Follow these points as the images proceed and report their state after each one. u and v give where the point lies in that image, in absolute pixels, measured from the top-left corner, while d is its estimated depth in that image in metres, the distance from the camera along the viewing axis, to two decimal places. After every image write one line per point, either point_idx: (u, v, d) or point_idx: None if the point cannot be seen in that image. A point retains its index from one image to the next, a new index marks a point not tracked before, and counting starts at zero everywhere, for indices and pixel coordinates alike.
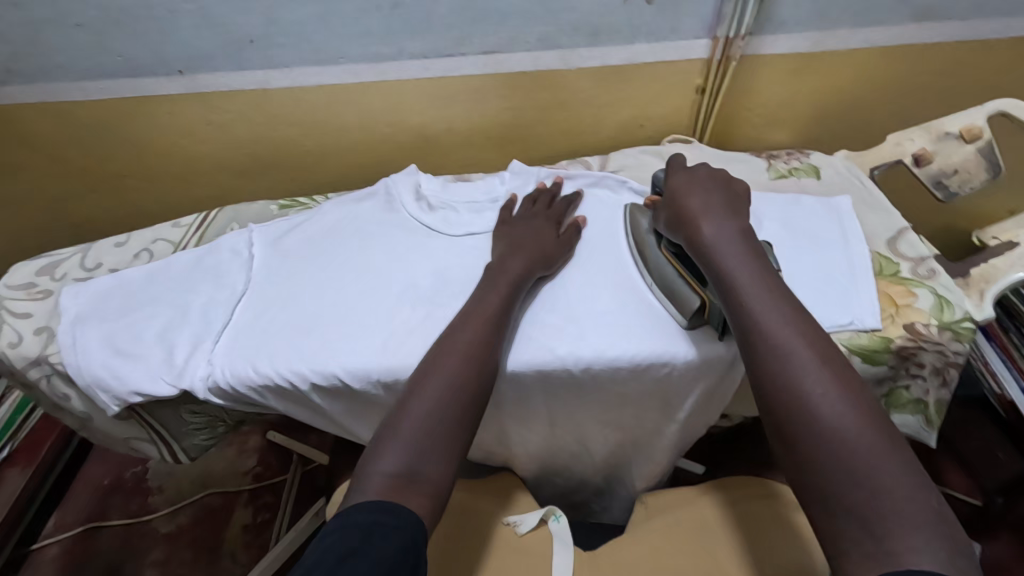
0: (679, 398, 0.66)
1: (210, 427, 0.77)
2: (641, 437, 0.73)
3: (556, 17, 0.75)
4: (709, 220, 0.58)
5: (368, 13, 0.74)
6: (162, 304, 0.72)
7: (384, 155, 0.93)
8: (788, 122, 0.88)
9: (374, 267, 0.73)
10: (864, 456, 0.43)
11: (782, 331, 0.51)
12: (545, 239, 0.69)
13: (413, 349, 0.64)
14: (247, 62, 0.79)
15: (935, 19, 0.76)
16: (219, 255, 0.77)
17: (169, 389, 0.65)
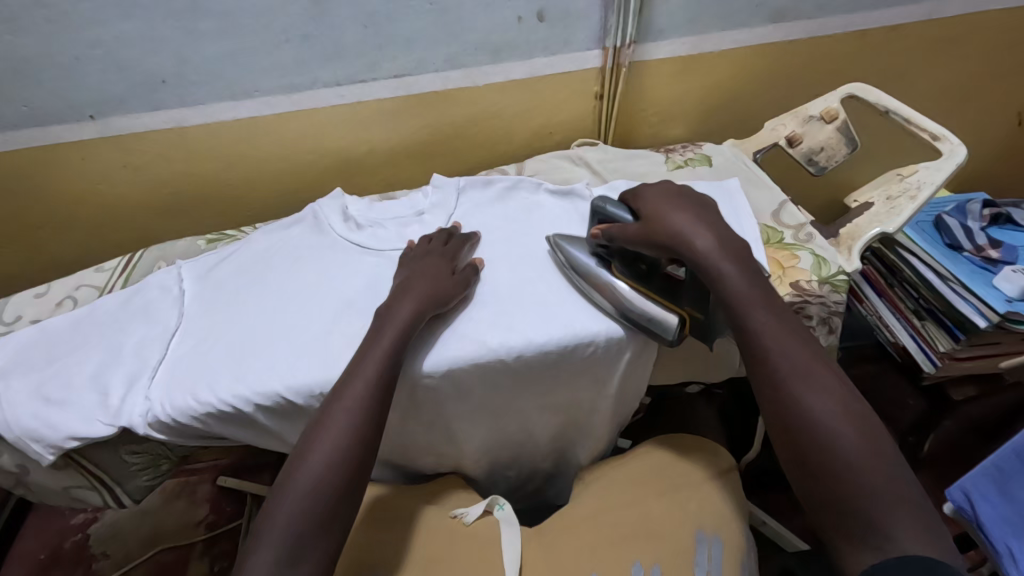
0: (609, 373, 0.71)
1: (154, 466, 0.75)
2: (582, 416, 0.78)
3: (458, 38, 0.81)
4: (701, 238, 0.63)
5: (278, 46, 0.77)
6: (92, 347, 0.71)
7: (309, 183, 0.95)
8: (681, 117, 0.97)
9: (308, 288, 0.76)
10: (862, 465, 0.49)
11: (760, 308, 0.59)
12: (444, 287, 0.68)
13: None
14: (160, 102, 0.80)
15: (787, 20, 0.88)
16: (148, 293, 0.77)
17: (106, 429, 0.64)
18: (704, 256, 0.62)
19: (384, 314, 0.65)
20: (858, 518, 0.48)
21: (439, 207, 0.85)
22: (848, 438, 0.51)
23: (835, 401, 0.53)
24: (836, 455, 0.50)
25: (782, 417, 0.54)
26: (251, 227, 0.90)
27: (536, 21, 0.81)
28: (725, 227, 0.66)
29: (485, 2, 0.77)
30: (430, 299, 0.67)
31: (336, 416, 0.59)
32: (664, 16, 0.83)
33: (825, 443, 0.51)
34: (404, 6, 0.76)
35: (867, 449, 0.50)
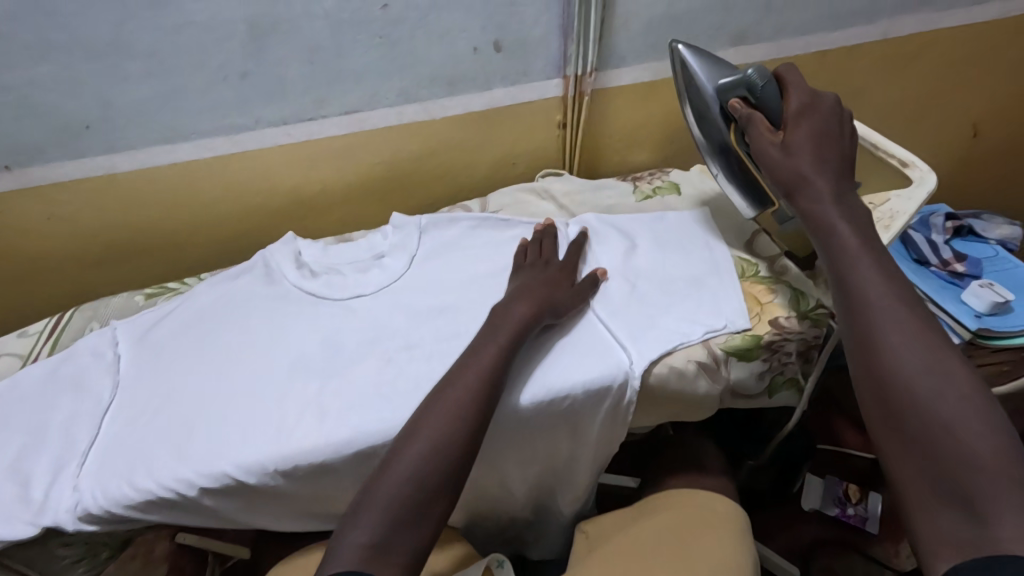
0: (588, 424, 0.67)
1: (91, 556, 0.68)
2: (563, 465, 0.74)
3: (411, 72, 0.76)
4: (817, 175, 0.59)
5: (215, 86, 0.71)
6: (12, 430, 0.63)
7: (258, 227, 0.88)
8: (647, 143, 0.94)
9: (259, 347, 0.70)
10: (967, 436, 0.43)
11: (860, 257, 0.54)
12: (556, 294, 0.66)
13: (311, 430, 0.61)
14: (85, 149, 0.73)
15: (749, 43, 0.86)
16: (78, 361, 0.69)
17: (27, 529, 0.57)
18: (802, 167, 0.60)
19: (501, 312, 0.64)
20: (958, 497, 0.42)
21: (399, 248, 0.79)
22: (951, 406, 0.44)
23: (940, 364, 0.46)
24: (927, 405, 0.45)
25: (873, 370, 0.49)
26: (194, 278, 0.83)
27: (493, 51, 0.77)
28: (847, 164, 0.61)
29: (438, 34, 0.73)
30: (546, 307, 0.65)
31: (432, 409, 0.56)
32: (625, 42, 0.81)
33: (927, 408, 0.45)
34: (351, 40, 0.71)
35: (978, 424, 0.43)
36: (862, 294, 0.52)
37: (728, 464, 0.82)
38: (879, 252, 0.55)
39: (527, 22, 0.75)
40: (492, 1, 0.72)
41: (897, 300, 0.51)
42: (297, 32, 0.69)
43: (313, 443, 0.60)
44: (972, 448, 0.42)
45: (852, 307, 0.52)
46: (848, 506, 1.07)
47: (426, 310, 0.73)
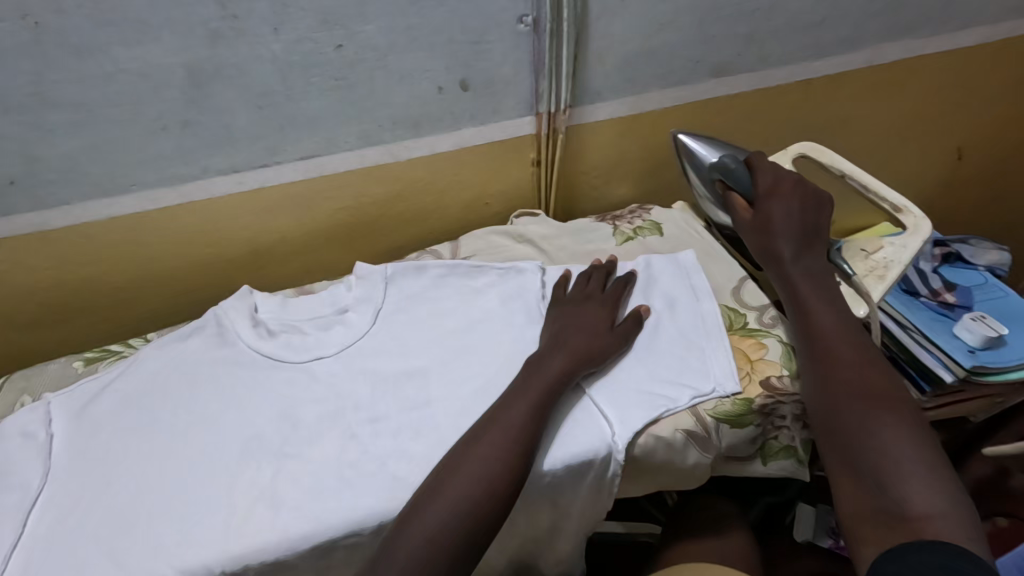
0: (570, 497, 0.62)
1: None
2: (545, 535, 0.69)
3: (371, 114, 0.71)
4: (779, 226, 0.65)
5: (154, 136, 0.65)
6: None
7: (214, 279, 0.82)
8: (626, 177, 0.90)
9: (209, 423, 0.63)
10: (883, 423, 0.53)
11: (809, 286, 0.62)
12: (598, 337, 0.63)
13: (262, 522, 0.55)
14: (12, 206, 0.67)
15: (730, 74, 0.82)
16: (4, 444, 0.62)
17: None
18: (774, 238, 0.65)
19: (537, 360, 0.61)
20: (875, 473, 0.51)
21: (362, 301, 0.73)
22: (873, 399, 0.54)
23: (865, 370, 0.56)
24: (859, 408, 0.54)
25: (814, 375, 0.58)
26: (142, 338, 0.76)
27: (459, 90, 0.72)
28: (813, 219, 0.66)
29: (399, 74, 0.68)
30: (585, 356, 0.61)
31: (469, 463, 0.53)
32: (600, 77, 0.76)
33: (854, 403, 0.55)
34: (304, 83, 0.66)
35: (894, 414, 0.53)
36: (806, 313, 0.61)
37: (737, 529, 0.76)
38: (833, 295, 0.62)
39: (494, 60, 0.70)
40: (455, 40, 0.67)
41: (843, 333, 0.59)
42: (242, 76, 0.63)
43: (264, 538, 0.54)
44: (892, 440, 0.52)
45: (802, 330, 0.61)
46: (841, 536, 1.03)
47: (393, 374, 0.67)
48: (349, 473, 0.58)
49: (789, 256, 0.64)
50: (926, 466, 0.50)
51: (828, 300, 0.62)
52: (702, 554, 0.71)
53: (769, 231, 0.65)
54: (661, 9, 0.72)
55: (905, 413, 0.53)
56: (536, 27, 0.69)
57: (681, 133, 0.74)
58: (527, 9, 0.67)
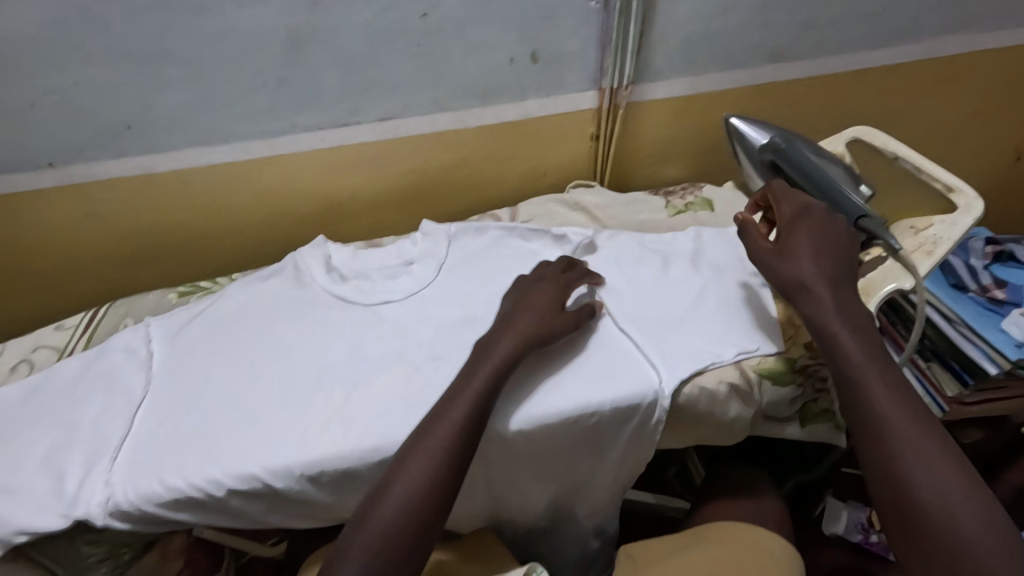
0: (612, 446, 0.66)
1: (115, 556, 0.66)
2: (582, 485, 0.72)
3: (446, 82, 0.76)
4: (800, 260, 0.59)
5: (254, 91, 0.72)
6: (45, 423, 0.64)
7: (290, 231, 0.89)
8: (678, 157, 0.93)
9: (286, 352, 0.70)
10: (964, 531, 0.46)
11: (854, 345, 0.54)
12: (555, 320, 0.64)
13: (336, 437, 0.61)
14: (126, 149, 0.75)
15: (787, 59, 0.85)
16: (111, 360, 0.70)
17: (58, 521, 0.57)
18: (801, 264, 0.59)
19: (478, 355, 0.61)
20: None
21: (425, 254, 0.79)
22: (944, 499, 0.47)
23: (934, 463, 0.49)
24: (935, 517, 0.47)
25: (873, 465, 0.51)
26: (226, 278, 0.84)
27: (529, 62, 0.77)
28: (832, 249, 0.59)
29: (475, 44, 0.74)
30: (534, 337, 0.62)
31: (421, 446, 0.56)
32: (661, 56, 0.80)
33: (925, 504, 0.48)
34: (389, 49, 0.72)
35: (976, 518, 0.46)
36: (860, 388, 0.53)
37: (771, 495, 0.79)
38: (875, 347, 0.55)
39: (564, 35, 0.75)
40: (529, 14, 0.72)
41: (901, 407, 0.51)
42: (336, 39, 0.70)
43: (338, 450, 0.60)
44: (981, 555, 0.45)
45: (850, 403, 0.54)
46: (872, 533, 1.03)
47: (454, 322, 0.72)
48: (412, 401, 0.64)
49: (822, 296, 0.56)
50: None
51: (875, 361, 0.54)
52: (735, 511, 0.74)
53: (795, 260, 0.59)
54: None
55: (988, 516, 0.46)
56: (606, 5, 0.73)
57: (728, 116, 0.81)
58: None
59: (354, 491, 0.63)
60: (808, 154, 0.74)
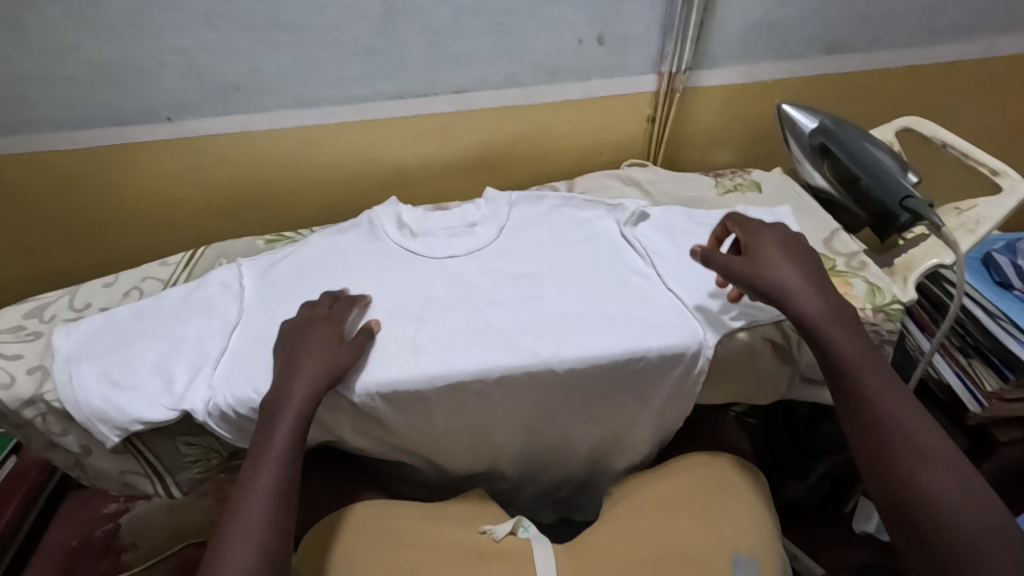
0: (656, 393, 0.71)
1: (205, 461, 0.76)
2: (622, 435, 0.78)
3: (519, 59, 0.84)
4: (770, 268, 0.65)
5: (348, 59, 0.81)
6: (155, 336, 0.74)
7: (364, 193, 0.97)
8: (729, 143, 0.98)
9: (362, 290, 0.77)
10: (963, 522, 0.52)
11: (853, 353, 0.61)
12: (312, 366, 0.65)
13: (408, 362, 0.68)
14: (232, 107, 0.84)
15: (842, 51, 0.89)
16: (209, 291, 0.78)
17: (169, 414, 0.67)
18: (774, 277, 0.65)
19: (283, 399, 0.64)
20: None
21: (490, 221, 0.82)
22: (944, 494, 0.53)
23: (933, 462, 0.55)
24: (937, 510, 0.53)
25: (879, 465, 0.57)
26: (307, 230, 0.93)
27: (595, 44, 0.83)
28: (808, 264, 0.67)
29: (547, 24, 0.81)
30: (324, 378, 0.65)
31: (258, 487, 0.60)
32: (720, 44, 0.85)
33: (928, 498, 0.54)
34: (470, 26, 0.79)
35: (973, 510, 0.52)
36: (861, 394, 0.59)
37: None
38: (866, 354, 0.62)
39: (629, 20, 0.81)
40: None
41: (898, 410, 0.58)
42: (424, 15, 0.78)
43: (409, 374, 0.67)
44: (977, 542, 0.51)
45: (852, 408, 0.60)
46: None
47: (514, 274, 0.78)
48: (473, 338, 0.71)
49: (806, 307, 0.63)
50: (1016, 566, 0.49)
51: (872, 371, 0.60)
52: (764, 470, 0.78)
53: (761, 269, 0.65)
54: None
55: (983, 507, 0.53)
56: None
57: (780, 103, 0.84)
58: None
59: (418, 411, 0.70)
60: (859, 141, 0.78)
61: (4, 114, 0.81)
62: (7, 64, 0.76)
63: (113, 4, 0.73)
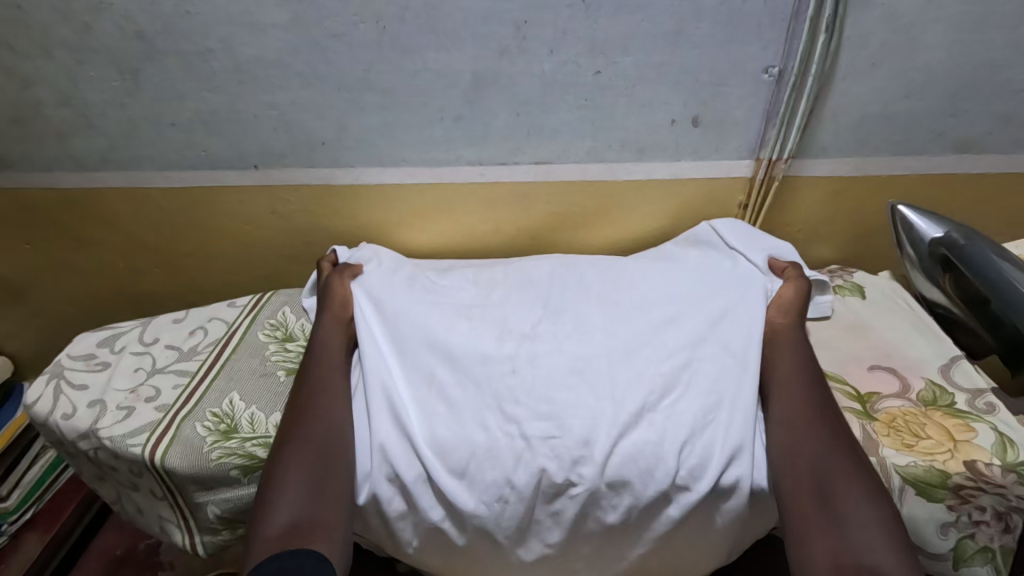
0: (739, 341, 0.67)
1: (232, 528, 0.70)
2: (723, 432, 0.60)
3: (606, 135, 0.80)
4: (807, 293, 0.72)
5: (432, 124, 0.80)
6: (237, 379, 0.74)
7: (432, 253, 0.95)
8: (830, 238, 0.89)
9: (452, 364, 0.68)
10: (840, 477, 0.54)
11: (796, 356, 0.65)
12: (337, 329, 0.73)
13: (484, 423, 0.62)
14: (317, 161, 0.86)
15: (975, 151, 0.79)
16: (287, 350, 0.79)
17: (207, 446, 0.66)
18: (792, 314, 0.70)
19: (322, 360, 0.69)
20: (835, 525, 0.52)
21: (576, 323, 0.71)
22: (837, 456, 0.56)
23: (837, 441, 0.57)
24: (827, 476, 0.55)
25: (802, 444, 0.58)
26: None
27: (689, 125, 0.78)
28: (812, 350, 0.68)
29: (640, 103, 0.77)
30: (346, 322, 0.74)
31: (307, 427, 0.61)
32: (829, 134, 0.78)
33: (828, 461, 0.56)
34: (559, 99, 0.77)
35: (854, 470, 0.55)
36: (784, 384, 0.63)
37: None
38: (807, 355, 0.66)
39: (728, 104, 0.76)
40: (698, 81, 0.74)
41: (817, 401, 0.61)
42: (513, 86, 0.76)
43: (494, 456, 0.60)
44: (852, 497, 0.53)
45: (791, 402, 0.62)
46: None
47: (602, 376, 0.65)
48: (543, 328, 0.71)
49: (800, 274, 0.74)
50: (880, 522, 0.51)
51: (805, 369, 0.64)
52: None
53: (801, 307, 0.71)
54: (911, 77, 0.73)
55: (868, 485, 0.54)
56: (779, 78, 0.74)
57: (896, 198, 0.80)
58: (774, 61, 0.72)
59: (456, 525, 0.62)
60: (995, 255, 0.66)
61: (112, 151, 0.86)
62: (122, 108, 0.82)
63: (221, 60, 0.76)
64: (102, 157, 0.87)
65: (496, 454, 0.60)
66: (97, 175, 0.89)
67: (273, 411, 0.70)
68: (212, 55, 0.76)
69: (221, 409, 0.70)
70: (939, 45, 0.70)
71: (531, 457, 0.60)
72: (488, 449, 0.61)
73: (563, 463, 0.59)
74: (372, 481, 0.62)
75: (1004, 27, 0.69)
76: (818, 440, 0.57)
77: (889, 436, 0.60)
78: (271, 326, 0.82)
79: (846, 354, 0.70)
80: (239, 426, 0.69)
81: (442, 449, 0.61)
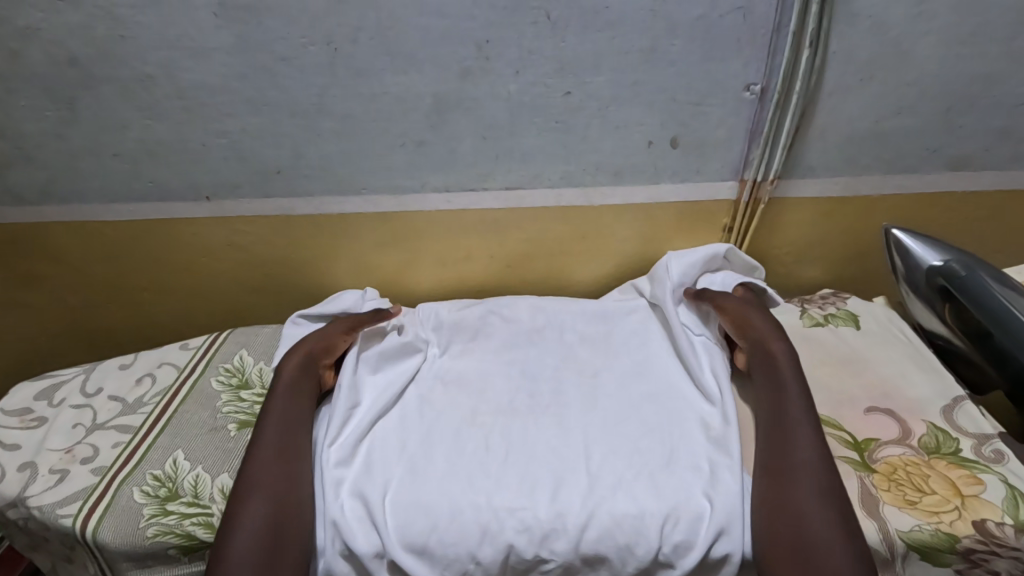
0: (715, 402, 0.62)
1: None
2: (708, 498, 0.54)
3: (579, 159, 0.74)
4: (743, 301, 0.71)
5: (392, 150, 0.75)
6: (183, 435, 0.68)
7: (400, 285, 0.89)
8: (821, 260, 0.83)
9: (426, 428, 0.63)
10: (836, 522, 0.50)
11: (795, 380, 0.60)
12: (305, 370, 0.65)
13: (455, 493, 0.56)
14: (272, 190, 0.80)
15: (973, 168, 0.74)
16: (241, 400, 0.73)
17: (144, 519, 0.60)
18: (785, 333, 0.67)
19: (293, 401, 0.62)
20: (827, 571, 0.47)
21: (556, 390, 0.67)
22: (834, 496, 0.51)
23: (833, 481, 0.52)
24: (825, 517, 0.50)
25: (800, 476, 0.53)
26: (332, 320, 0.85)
27: (669, 146, 0.73)
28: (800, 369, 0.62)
29: (615, 125, 0.71)
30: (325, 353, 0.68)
31: (268, 482, 0.55)
32: (818, 153, 0.73)
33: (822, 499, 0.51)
34: (528, 122, 0.71)
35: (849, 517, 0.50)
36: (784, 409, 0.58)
37: None
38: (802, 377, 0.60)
39: (710, 123, 0.71)
40: (677, 100, 0.69)
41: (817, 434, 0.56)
42: (478, 109, 0.70)
43: (460, 528, 0.54)
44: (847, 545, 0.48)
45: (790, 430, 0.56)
46: None
47: (578, 446, 0.60)
48: (520, 402, 0.65)
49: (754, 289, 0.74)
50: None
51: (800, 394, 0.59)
52: None
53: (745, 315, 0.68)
54: (904, 93, 0.68)
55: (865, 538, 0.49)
56: (763, 96, 0.68)
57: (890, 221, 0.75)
58: (757, 79, 0.67)
59: None
60: (999, 287, 0.62)
61: (51, 184, 0.80)
62: (59, 139, 0.76)
63: (161, 86, 0.70)
64: (41, 191, 0.81)
65: (461, 524, 0.54)
66: (36, 209, 0.83)
67: (220, 473, 0.64)
68: (150, 81, 0.70)
69: (163, 471, 0.64)
70: (933, 58, 0.65)
71: (497, 517, 0.54)
72: (452, 518, 0.54)
73: (534, 537, 0.53)
74: (326, 559, 0.55)
75: (1003, 39, 0.64)
76: (814, 474, 0.53)
77: (889, 491, 0.55)
78: (226, 373, 0.76)
79: (840, 394, 0.65)
80: (181, 490, 0.63)
81: (403, 519, 0.55)
